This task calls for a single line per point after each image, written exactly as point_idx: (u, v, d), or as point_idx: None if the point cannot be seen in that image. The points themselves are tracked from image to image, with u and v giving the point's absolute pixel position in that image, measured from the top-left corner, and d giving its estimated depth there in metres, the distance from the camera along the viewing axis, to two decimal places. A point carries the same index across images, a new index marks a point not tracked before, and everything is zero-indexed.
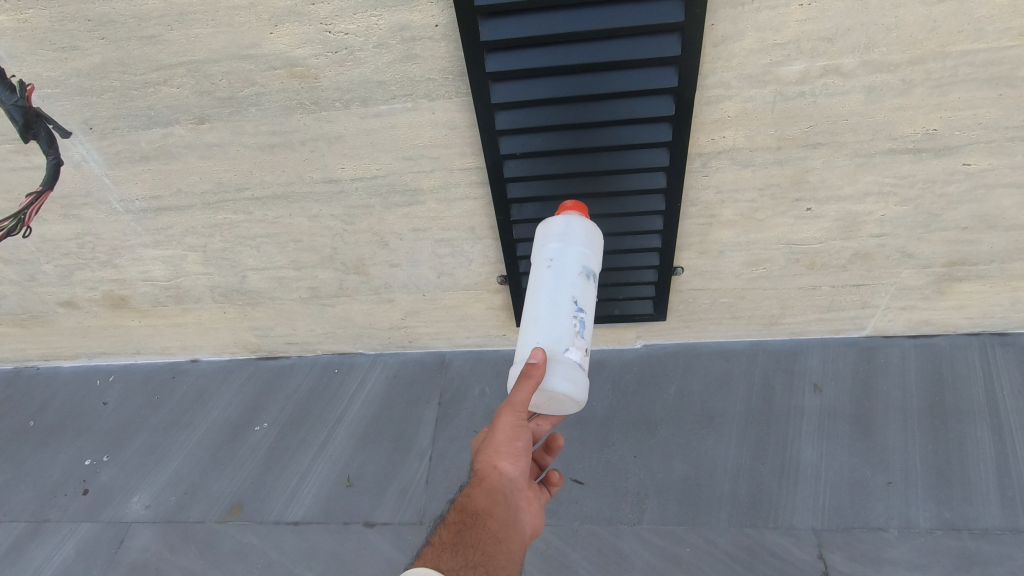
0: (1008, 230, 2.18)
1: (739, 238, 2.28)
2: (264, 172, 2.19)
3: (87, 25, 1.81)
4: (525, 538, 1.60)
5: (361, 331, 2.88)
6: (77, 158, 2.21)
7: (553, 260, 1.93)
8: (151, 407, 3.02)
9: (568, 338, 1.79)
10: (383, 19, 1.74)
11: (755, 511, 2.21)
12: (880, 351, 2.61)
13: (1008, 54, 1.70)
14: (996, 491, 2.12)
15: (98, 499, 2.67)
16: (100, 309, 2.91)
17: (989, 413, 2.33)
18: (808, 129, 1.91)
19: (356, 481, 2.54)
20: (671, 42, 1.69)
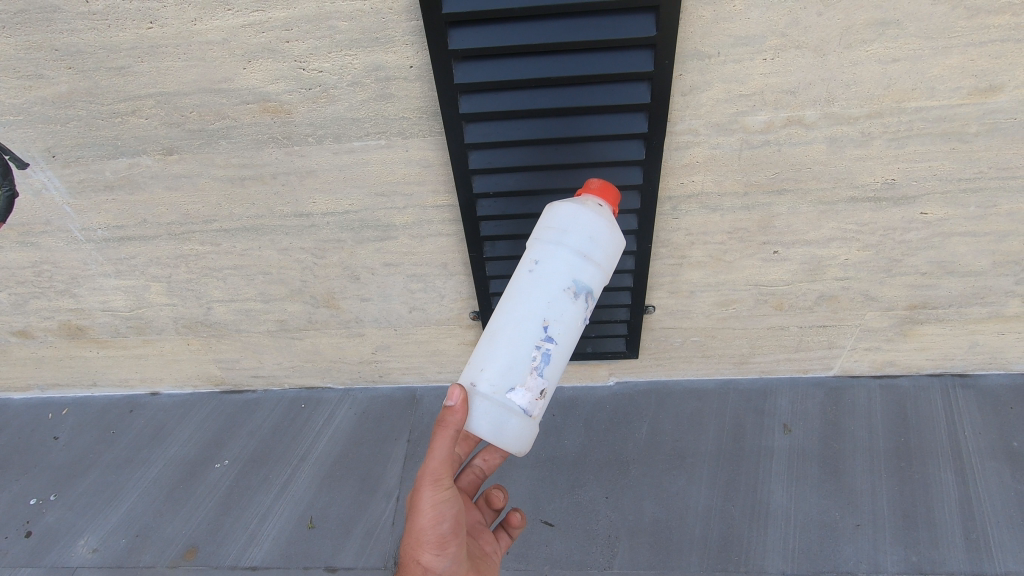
0: (964, 276, 2.25)
1: (709, 279, 2.31)
2: (233, 205, 2.16)
3: (54, 54, 1.78)
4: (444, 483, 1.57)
5: (330, 365, 2.82)
6: (38, 185, 2.15)
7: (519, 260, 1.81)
8: (105, 443, 2.88)
9: None
10: (358, 58, 1.75)
11: (726, 555, 2.18)
12: (846, 391, 2.64)
13: (958, 111, 1.79)
14: (960, 533, 2.14)
15: (42, 542, 2.52)
16: (56, 339, 2.79)
17: (951, 455, 2.36)
18: (774, 176, 1.97)
19: (318, 523, 2.44)
20: (641, 90, 1.73)
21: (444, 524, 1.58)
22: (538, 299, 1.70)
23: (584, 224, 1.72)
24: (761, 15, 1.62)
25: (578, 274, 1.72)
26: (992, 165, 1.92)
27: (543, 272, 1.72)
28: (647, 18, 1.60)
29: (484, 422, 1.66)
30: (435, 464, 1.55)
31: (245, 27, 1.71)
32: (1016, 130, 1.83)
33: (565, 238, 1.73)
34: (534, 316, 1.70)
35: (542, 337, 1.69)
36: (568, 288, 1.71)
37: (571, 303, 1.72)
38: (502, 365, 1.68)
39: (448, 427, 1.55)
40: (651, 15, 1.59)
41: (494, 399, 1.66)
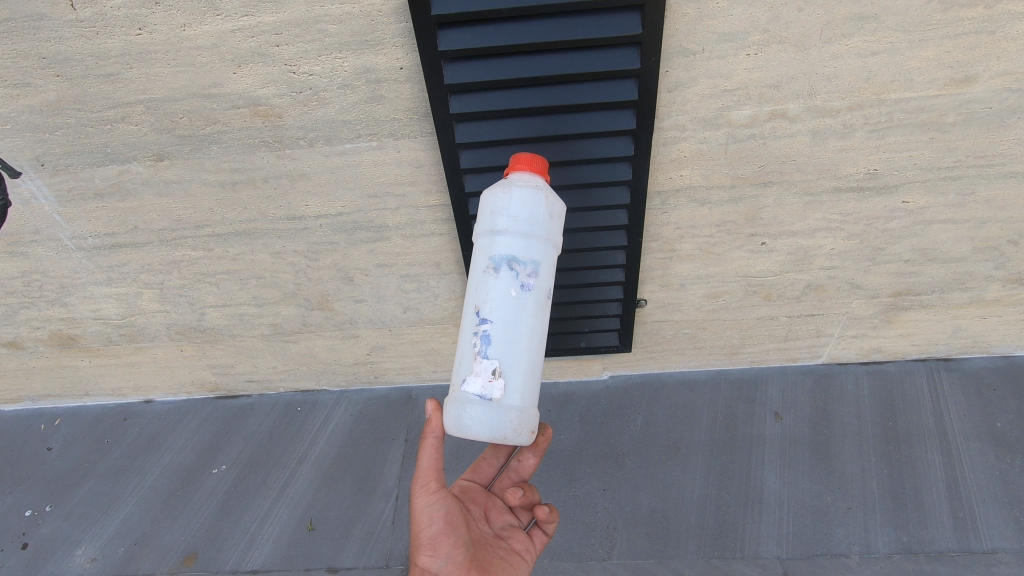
0: (946, 262, 2.31)
1: (699, 272, 2.35)
2: (225, 210, 2.16)
3: (41, 63, 1.78)
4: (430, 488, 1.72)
5: (325, 367, 2.83)
6: (27, 195, 2.14)
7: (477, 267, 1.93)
8: (99, 452, 2.87)
9: None
10: (348, 61, 1.76)
11: (722, 542, 2.22)
12: (835, 378, 2.70)
13: (936, 102, 1.84)
14: (948, 513, 2.20)
15: (39, 553, 2.50)
16: (47, 350, 2.77)
17: (937, 437, 2.42)
18: (760, 169, 2.01)
19: (318, 525, 2.45)
20: (629, 87, 1.76)
21: (434, 526, 1.70)
22: (470, 291, 1.78)
23: (485, 204, 1.76)
24: (744, 12, 1.66)
25: (495, 251, 1.74)
26: (969, 154, 1.97)
27: (473, 266, 1.81)
28: (633, 16, 1.63)
29: (452, 419, 1.71)
30: (421, 471, 1.73)
31: (235, 32, 1.72)
32: (992, 119, 1.88)
33: (478, 227, 1.80)
34: (468, 307, 1.78)
35: (477, 321, 1.74)
36: (488, 266, 1.74)
37: (495, 279, 1.73)
38: (456, 362, 1.76)
39: (427, 434, 1.73)
40: (637, 14, 1.62)
41: (455, 394, 1.72)
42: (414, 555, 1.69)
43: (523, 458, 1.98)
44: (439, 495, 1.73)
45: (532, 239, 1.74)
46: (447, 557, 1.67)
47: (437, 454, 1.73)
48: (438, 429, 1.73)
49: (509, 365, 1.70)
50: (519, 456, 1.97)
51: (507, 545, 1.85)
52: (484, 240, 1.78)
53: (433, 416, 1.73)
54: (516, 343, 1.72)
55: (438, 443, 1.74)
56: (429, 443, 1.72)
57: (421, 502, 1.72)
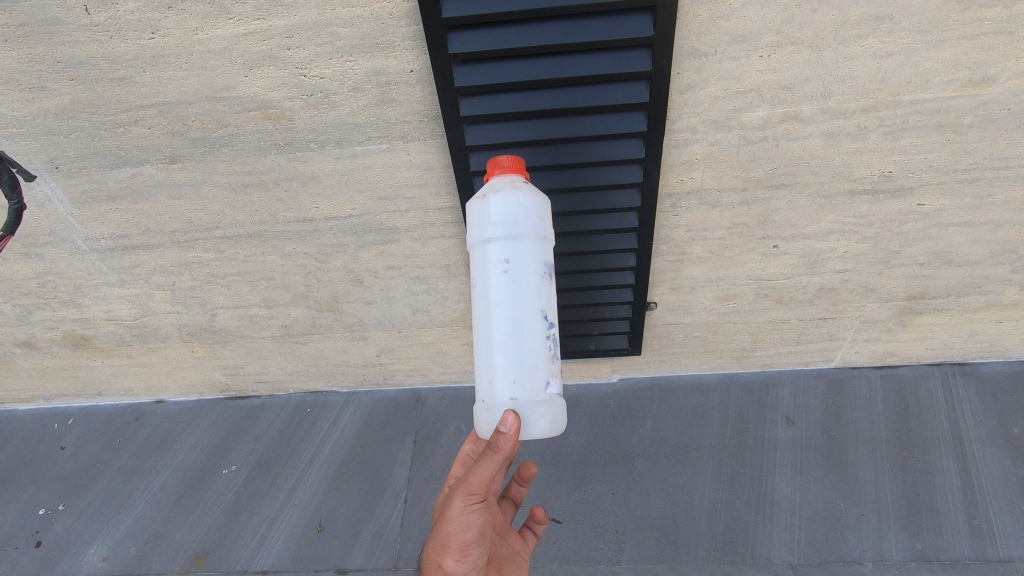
0: (962, 265, 2.28)
1: (710, 274, 2.33)
2: (236, 212, 2.17)
3: (56, 66, 1.79)
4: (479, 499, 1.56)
5: (335, 368, 2.84)
6: (41, 197, 2.16)
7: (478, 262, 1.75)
8: (112, 451, 2.89)
9: (480, 373, 1.74)
10: (358, 64, 1.76)
11: (732, 547, 2.20)
12: (847, 382, 2.67)
13: (953, 104, 1.81)
14: (963, 520, 2.16)
15: (52, 552, 2.52)
16: (61, 350, 2.80)
17: (953, 442, 2.39)
18: (772, 171, 1.99)
19: (327, 526, 2.45)
20: (640, 89, 1.75)
21: (468, 533, 1.57)
22: (526, 292, 1.70)
23: (534, 205, 1.72)
24: (757, 13, 1.64)
25: (542, 254, 1.75)
26: (986, 156, 1.94)
27: (517, 265, 1.71)
28: (645, 18, 1.62)
29: (543, 422, 1.68)
30: (475, 480, 1.55)
31: (247, 36, 1.72)
32: (1010, 121, 1.85)
33: (518, 226, 1.71)
34: (530, 309, 1.70)
35: (545, 324, 1.73)
36: (542, 267, 1.74)
37: (550, 280, 1.76)
38: (530, 365, 1.69)
39: (500, 451, 1.54)
40: (648, 16, 1.61)
41: (541, 400, 1.69)
42: (439, 556, 1.58)
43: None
44: (482, 507, 1.59)
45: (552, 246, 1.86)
46: (472, 563, 1.60)
47: (496, 469, 1.56)
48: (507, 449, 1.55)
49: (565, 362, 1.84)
50: None
51: (508, 544, 1.89)
52: (528, 240, 1.73)
53: (518, 434, 1.56)
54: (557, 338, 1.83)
55: (501, 460, 1.55)
56: (498, 461, 1.54)
57: (461, 508, 1.56)
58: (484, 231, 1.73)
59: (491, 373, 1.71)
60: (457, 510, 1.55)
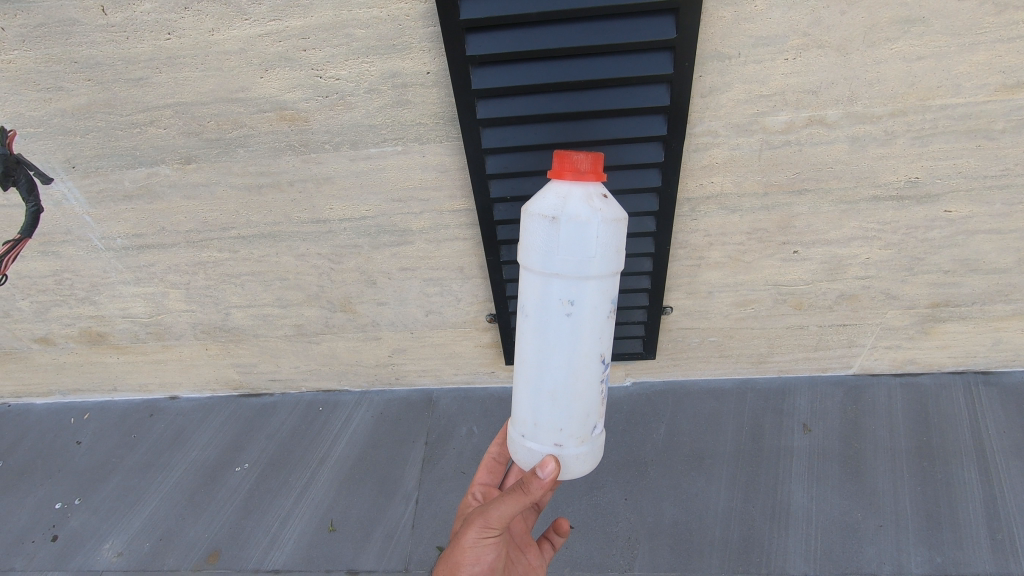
0: (989, 273, 2.22)
1: (727, 279, 2.29)
2: (250, 213, 2.16)
3: (72, 67, 1.79)
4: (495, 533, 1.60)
5: (347, 368, 2.83)
6: (58, 196, 2.17)
7: (537, 292, 1.61)
8: (127, 447, 2.92)
9: (528, 405, 1.74)
10: (374, 65, 1.74)
11: (747, 556, 2.17)
12: (866, 390, 2.62)
13: (985, 108, 1.75)
14: (986, 534, 2.11)
15: (67, 546, 2.54)
16: (77, 346, 2.83)
17: (975, 454, 2.33)
18: (794, 176, 1.95)
19: (339, 526, 2.45)
20: (661, 93, 1.71)
21: (477, 566, 1.60)
22: (583, 336, 1.63)
23: (608, 248, 1.56)
24: (783, 15, 1.60)
25: (609, 292, 1.62)
26: (1017, 162, 1.88)
27: (581, 309, 1.59)
28: (667, 20, 1.58)
29: (584, 466, 1.77)
30: (494, 516, 1.57)
31: (263, 37, 1.71)
32: None
33: (590, 268, 1.54)
34: (585, 355, 1.65)
35: (599, 368, 1.69)
36: (607, 306, 1.62)
37: (610, 319, 1.65)
38: (580, 414, 1.71)
39: (528, 495, 1.52)
40: (670, 18, 1.58)
41: (583, 445, 1.74)
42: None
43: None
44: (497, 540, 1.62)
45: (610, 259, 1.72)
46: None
47: (518, 510, 1.54)
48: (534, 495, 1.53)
49: None
50: None
51: (526, 559, 1.89)
52: (599, 282, 1.57)
53: (552, 482, 1.53)
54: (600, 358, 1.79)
55: (524, 501, 1.54)
56: (523, 502, 1.52)
57: (476, 539, 1.61)
58: (550, 264, 1.56)
59: (537, 414, 1.73)
60: (471, 540, 1.60)
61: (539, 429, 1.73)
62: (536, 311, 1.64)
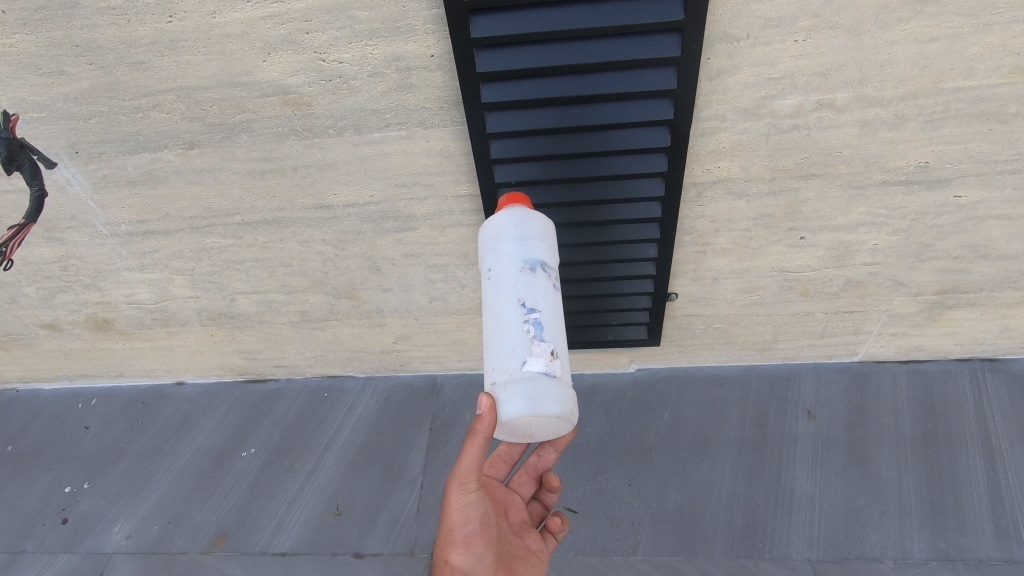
0: (998, 259, 2.20)
1: (733, 266, 2.28)
2: (254, 198, 2.16)
3: (74, 50, 1.78)
4: (473, 488, 1.61)
5: (351, 354, 2.84)
6: (62, 182, 2.16)
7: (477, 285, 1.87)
8: (134, 432, 2.94)
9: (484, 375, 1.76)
10: (378, 49, 1.72)
11: (750, 541, 2.18)
12: (871, 376, 2.61)
13: (998, 91, 1.72)
14: (989, 520, 2.12)
15: (77, 529, 2.58)
16: (83, 332, 2.84)
17: (980, 440, 2.33)
18: (802, 161, 1.92)
19: (345, 510, 2.48)
20: (668, 75, 1.69)
21: (470, 525, 1.62)
22: (506, 289, 1.74)
23: (512, 216, 1.82)
24: None
25: (525, 253, 1.78)
26: None
27: (499, 271, 1.79)
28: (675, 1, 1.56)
29: (517, 403, 1.57)
30: (462, 469, 1.59)
31: (265, 19, 1.69)
32: None
33: (500, 235, 1.81)
34: (505, 301, 1.72)
35: (521, 310, 1.70)
36: (523, 264, 1.77)
37: (531, 275, 1.76)
38: (506, 351, 1.67)
39: (477, 435, 1.55)
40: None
41: (512, 379, 1.62)
42: (444, 552, 1.62)
43: (543, 452, 1.94)
44: (479, 496, 1.62)
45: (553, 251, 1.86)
46: (478, 557, 1.62)
47: (479, 455, 1.58)
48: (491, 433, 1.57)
49: (562, 350, 1.70)
50: (540, 450, 1.94)
51: (524, 544, 1.84)
52: (511, 244, 1.79)
53: (491, 415, 1.55)
54: (559, 328, 1.75)
55: (485, 445, 1.58)
56: (481, 445, 1.57)
57: (460, 501, 1.61)
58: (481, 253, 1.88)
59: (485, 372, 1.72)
60: (456, 503, 1.61)
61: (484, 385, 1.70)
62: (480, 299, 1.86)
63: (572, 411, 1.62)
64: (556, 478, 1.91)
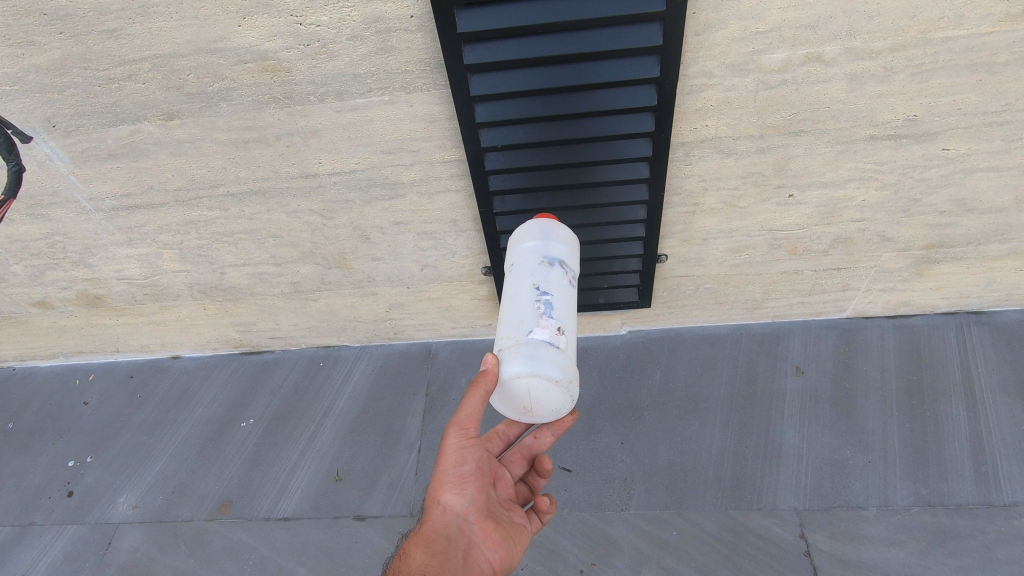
0: (985, 213, 2.21)
1: (723, 226, 2.28)
2: (238, 169, 2.13)
3: (43, 19, 1.73)
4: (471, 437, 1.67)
5: (345, 324, 2.86)
6: (42, 156, 2.13)
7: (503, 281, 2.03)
8: (133, 406, 2.97)
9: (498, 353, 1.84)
10: (356, 10, 1.68)
11: (739, 494, 2.25)
12: (860, 332, 2.65)
13: (988, 40, 1.70)
14: (970, 467, 2.18)
15: (83, 501, 2.63)
16: (76, 309, 2.84)
17: (964, 391, 2.38)
18: (791, 117, 1.91)
19: (345, 476, 2.53)
20: (653, 32, 1.66)
21: (465, 466, 1.68)
22: (524, 278, 1.89)
23: (535, 224, 2.03)
24: None
25: (544, 250, 1.95)
26: (1019, 97, 1.84)
27: (520, 266, 1.95)
28: None
29: (517, 361, 1.62)
30: (462, 416, 1.64)
31: None
32: None
33: (524, 237, 2.02)
34: (522, 286, 1.87)
35: (534, 293, 1.82)
36: (541, 260, 1.93)
37: (548, 267, 1.91)
38: (517, 321, 1.76)
39: (479, 385, 1.60)
40: None
41: (518, 343, 1.68)
42: (437, 492, 1.66)
43: (541, 433, 1.95)
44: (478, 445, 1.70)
45: (571, 257, 2.00)
46: (471, 498, 1.68)
47: (481, 405, 1.62)
48: (493, 382, 1.62)
49: (568, 330, 1.76)
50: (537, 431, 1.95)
51: (510, 515, 1.80)
52: (532, 244, 1.98)
53: (493, 368, 1.62)
54: (570, 317, 1.83)
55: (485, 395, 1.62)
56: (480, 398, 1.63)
57: (457, 444, 1.67)
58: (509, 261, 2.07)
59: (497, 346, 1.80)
60: (453, 446, 1.67)
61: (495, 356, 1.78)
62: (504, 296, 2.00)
63: (571, 380, 1.63)
64: (549, 461, 1.87)
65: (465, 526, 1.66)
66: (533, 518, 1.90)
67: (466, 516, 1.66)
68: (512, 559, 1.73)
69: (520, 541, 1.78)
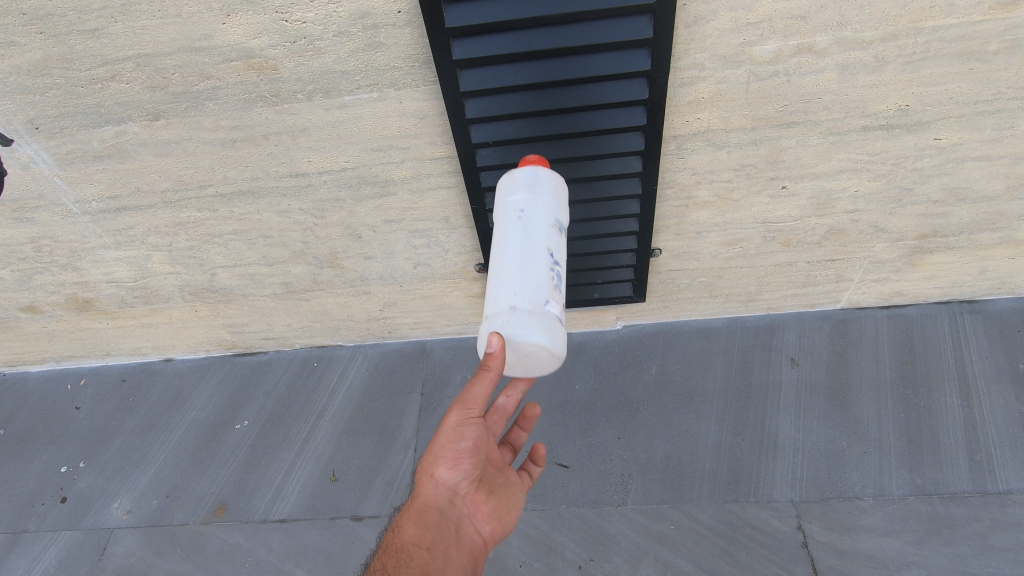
0: (977, 202, 2.21)
1: (716, 219, 2.27)
2: (227, 168, 2.10)
3: (22, 19, 1.69)
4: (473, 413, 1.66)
5: (339, 323, 2.84)
6: (25, 159, 2.09)
7: (502, 220, 1.86)
8: (126, 410, 2.95)
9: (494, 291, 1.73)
10: (342, 6, 1.66)
11: (736, 486, 2.25)
12: (854, 322, 2.66)
13: (979, 29, 1.70)
14: (964, 455, 2.19)
15: (77, 507, 2.61)
16: (65, 313, 2.81)
17: (957, 380, 2.39)
18: (782, 109, 1.90)
19: (341, 476, 2.52)
20: (643, 24, 1.65)
21: (462, 443, 1.66)
22: (538, 235, 1.76)
23: (551, 177, 1.86)
24: None
25: (557, 213, 1.83)
26: (1010, 85, 1.84)
27: (531, 214, 1.80)
28: None
29: (536, 334, 1.58)
30: (470, 396, 1.63)
31: None
32: None
33: (538, 186, 1.84)
34: (539, 244, 1.75)
35: (550, 257, 1.73)
36: (555, 223, 1.81)
37: (560, 235, 1.81)
38: (535, 283, 1.67)
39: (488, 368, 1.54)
40: None
41: (536, 310, 1.62)
42: (432, 465, 1.65)
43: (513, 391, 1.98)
44: (478, 424, 1.68)
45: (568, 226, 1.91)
46: (464, 473, 1.68)
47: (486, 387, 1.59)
48: (498, 364, 1.55)
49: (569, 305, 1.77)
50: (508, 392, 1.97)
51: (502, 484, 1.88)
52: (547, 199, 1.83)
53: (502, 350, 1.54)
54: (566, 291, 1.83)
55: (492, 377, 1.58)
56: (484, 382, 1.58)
57: (457, 422, 1.66)
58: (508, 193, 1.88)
59: (498, 290, 1.69)
60: (453, 421, 1.66)
61: (497, 299, 1.67)
62: (500, 233, 1.84)
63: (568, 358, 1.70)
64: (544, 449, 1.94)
65: (455, 498, 1.70)
66: (523, 478, 2.00)
67: (457, 489, 1.70)
68: (503, 527, 1.81)
69: (513, 506, 1.87)
